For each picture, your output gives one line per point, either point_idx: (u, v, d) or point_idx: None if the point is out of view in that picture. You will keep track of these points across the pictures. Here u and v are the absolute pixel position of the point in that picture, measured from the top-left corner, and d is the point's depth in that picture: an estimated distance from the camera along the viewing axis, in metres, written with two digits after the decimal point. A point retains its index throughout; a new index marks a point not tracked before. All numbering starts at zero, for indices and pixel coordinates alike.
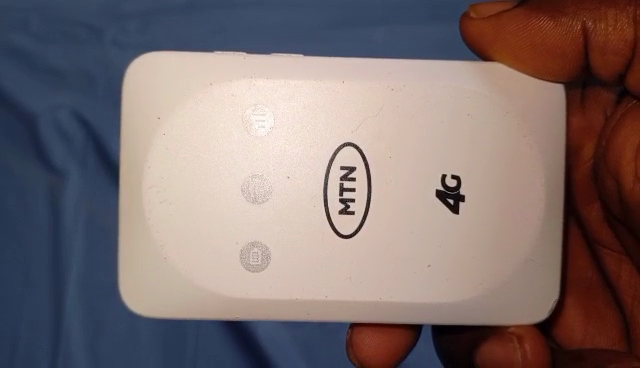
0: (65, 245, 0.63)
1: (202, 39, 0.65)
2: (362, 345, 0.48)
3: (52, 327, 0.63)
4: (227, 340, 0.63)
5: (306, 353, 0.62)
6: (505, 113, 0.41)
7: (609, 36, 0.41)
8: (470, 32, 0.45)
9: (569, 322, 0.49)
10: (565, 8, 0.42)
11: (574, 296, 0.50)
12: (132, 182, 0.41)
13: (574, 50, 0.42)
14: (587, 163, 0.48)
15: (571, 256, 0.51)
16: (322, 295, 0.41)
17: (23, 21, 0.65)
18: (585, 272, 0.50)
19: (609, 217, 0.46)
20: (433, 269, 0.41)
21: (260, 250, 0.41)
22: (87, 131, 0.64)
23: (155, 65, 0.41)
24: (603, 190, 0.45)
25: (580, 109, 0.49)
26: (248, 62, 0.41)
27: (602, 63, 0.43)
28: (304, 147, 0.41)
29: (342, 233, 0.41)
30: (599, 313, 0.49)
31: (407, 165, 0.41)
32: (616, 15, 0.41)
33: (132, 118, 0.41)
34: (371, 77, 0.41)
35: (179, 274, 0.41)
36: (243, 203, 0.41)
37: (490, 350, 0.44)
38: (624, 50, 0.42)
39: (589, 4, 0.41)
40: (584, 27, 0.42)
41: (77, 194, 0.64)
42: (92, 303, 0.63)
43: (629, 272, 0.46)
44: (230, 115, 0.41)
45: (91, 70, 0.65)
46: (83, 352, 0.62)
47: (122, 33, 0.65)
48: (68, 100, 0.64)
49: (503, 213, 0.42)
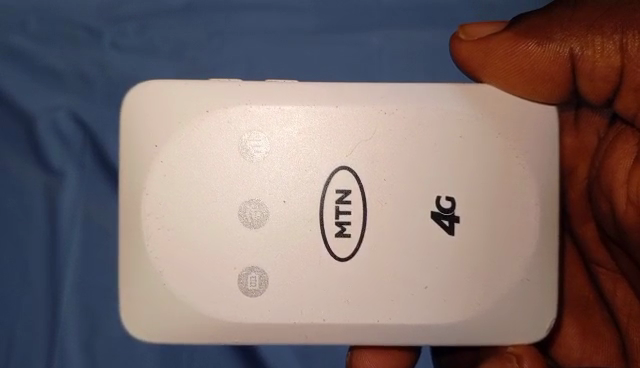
0: (62, 251, 0.64)
1: (197, 44, 0.66)
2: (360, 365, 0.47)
3: (47, 333, 0.63)
4: (226, 352, 0.64)
5: (303, 360, 0.63)
6: (499, 134, 0.42)
7: (596, 63, 0.42)
8: (459, 55, 0.45)
9: (567, 342, 0.49)
10: (553, 34, 0.42)
11: (571, 315, 0.50)
12: (130, 208, 0.42)
13: (562, 75, 0.43)
14: (581, 184, 0.48)
15: (568, 275, 0.51)
16: (320, 318, 0.41)
17: (22, 23, 0.66)
18: (582, 291, 0.50)
19: (604, 237, 0.47)
20: (430, 290, 0.41)
21: (258, 274, 0.41)
22: (85, 132, 0.65)
23: (152, 93, 0.41)
24: (598, 211, 0.46)
25: (574, 130, 0.48)
26: (243, 88, 0.42)
27: (591, 87, 0.43)
28: (299, 171, 0.42)
29: (339, 256, 0.41)
30: (595, 333, 0.49)
31: (402, 188, 0.42)
32: (603, 43, 0.41)
33: (130, 143, 0.41)
34: (364, 101, 0.42)
35: (177, 300, 0.42)
36: (241, 228, 0.41)
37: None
38: (613, 75, 0.42)
39: (577, 29, 0.42)
40: (571, 53, 0.42)
41: (73, 196, 0.65)
42: (89, 306, 0.63)
43: (625, 293, 0.47)
44: (227, 141, 0.42)
45: (88, 71, 0.65)
46: (78, 357, 0.63)
47: (120, 36, 0.66)
48: (66, 101, 0.65)
49: (499, 232, 0.42)
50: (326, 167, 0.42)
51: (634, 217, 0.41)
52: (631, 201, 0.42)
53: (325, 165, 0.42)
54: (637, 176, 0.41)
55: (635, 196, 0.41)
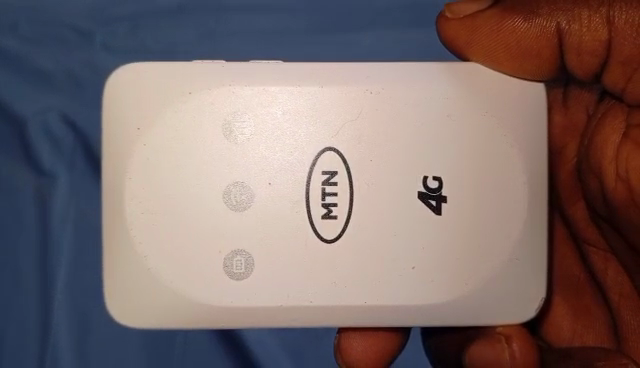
0: (54, 250, 0.65)
1: (187, 45, 0.66)
2: (349, 350, 0.47)
3: (40, 329, 0.65)
4: (215, 349, 0.65)
5: (294, 358, 0.64)
6: (485, 112, 0.41)
7: (584, 37, 0.41)
8: (446, 33, 0.45)
9: (558, 322, 0.49)
10: (539, 9, 0.41)
11: (561, 295, 0.50)
12: (114, 193, 0.41)
13: (549, 51, 0.42)
14: (570, 162, 0.48)
15: (558, 255, 0.50)
16: (307, 300, 0.41)
17: (13, 24, 0.66)
18: (573, 271, 0.50)
19: (594, 216, 0.46)
20: (418, 271, 0.41)
21: (243, 258, 0.41)
22: (76, 136, 0.66)
23: (134, 76, 0.41)
24: (587, 189, 0.45)
25: (563, 108, 0.48)
26: (227, 70, 0.41)
27: (579, 63, 0.43)
28: (285, 153, 0.41)
29: (326, 238, 0.41)
30: (586, 312, 0.49)
31: (389, 169, 0.41)
32: (590, 16, 0.40)
33: (113, 126, 0.41)
34: (349, 81, 0.41)
35: (163, 285, 0.41)
36: (226, 211, 0.41)
37: (479, 353, 0.44)
38: (600, 49, 0.41)
39: (563, 3, 0.41)
40: (558, 27, 0.41)
41: (64, 195, 0.66)
42: (79, 305, 0.65)
43: (616, 271, 0.46)
44: (210, 122, 0.41)
45: (78, 72, 0.66)
46: (69, 355, 0.64)
47: (110, 37, 0.66)
48: (56, 103, 0.66)
49: (487, 212, 0.42)
50: (312, 149, 0.41)
51: (624, 193, 0.41)
52: (620, 177, 0.41)
53: (310, 147, 0.41)
54: (626, 153, 0.41)
55: (623, 172, 0.41)
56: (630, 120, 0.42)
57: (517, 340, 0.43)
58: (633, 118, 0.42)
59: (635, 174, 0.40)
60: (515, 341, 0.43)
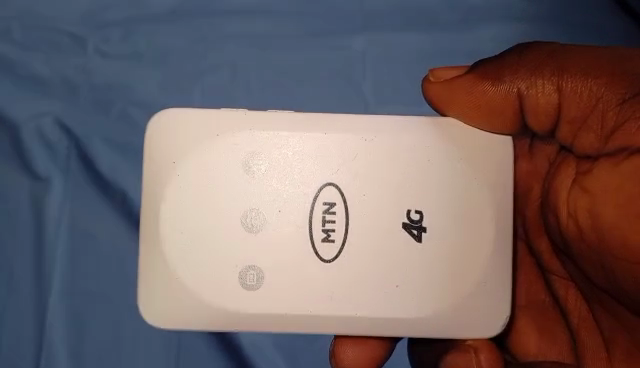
0: (47, 273, 0.73)
1: (177, 48, 0.77)
2: (343, 355, 0.55)
3: (34, 336, 0.72)
4: (217, 354, 0.72)
5: (290, 360, 0.72)
6: (460, 159, 0.50)
7: (539, 100, 0.49)
8: (429, 93, 0.54)
9: (524, 340, 0.57)
10: (504, 76, 0.50)
11: (529, 317, 0.57)
12: (149, 214, 0.49)
13: (513, 110, 0.51)
14: (535, 202, 0.56)
15: (525, 281, 0.58)
16: (307, 310, 0.49)
17: (6, 30, 0.76)
18: (538, 295, 0.58)
19: (555, 249, 0.54)
20: (401, 289, 0.49)
21: (256, 272, 0.49)
22: (69, 138, 0.75)
23: (170, 118, 0.50)
24: (548, 224, 0.53)
25: (529, 156, 0.56)
26: (247, 117, 0.50)
27: (537, 121, 0.51)
28: (293, 186, 0.50)
29: (325, 258, 0.49)
30: (551, 333, 0.56)
31: (378, 203, 0.49)
32: (543, 84, 0.49)
33: (151, 159, 0.49)
34: (348, 128, 0.49)
35: (188, 292, 0.50)
36: (243, 233, 0.49)
37: (453, 362, 0.52)
38: (551, 111, 0.50)
39: (523, 73, 0.50)
40: (519, 91, 0.50)
41: (58, 201, 0.74)
42: (77, 310, 0.72)
43: (575, 298, 0.54)
44: (232, 160, 0.50)
45: (73, 79, 0.76)
46: (66, 359, 0.72)
47: (103, 43, 0.77)
48: (51, 108, 0.75)
49: (459, 241, 0.50)
50: (316, 184, 0.49)
51: (573, 228, 0.49)
52: (570, 215, 0.49)
53: (315, 182, 0.49)
54: (574, 196, 0.49)
55: (572, 211, 0.49)
56: (578, 168, 0.50)
57: (484, 353, 0.51)
58: (581, 166, 0.50)
59: (581, 212, 0.48)
60: (482, 353, 0.51)
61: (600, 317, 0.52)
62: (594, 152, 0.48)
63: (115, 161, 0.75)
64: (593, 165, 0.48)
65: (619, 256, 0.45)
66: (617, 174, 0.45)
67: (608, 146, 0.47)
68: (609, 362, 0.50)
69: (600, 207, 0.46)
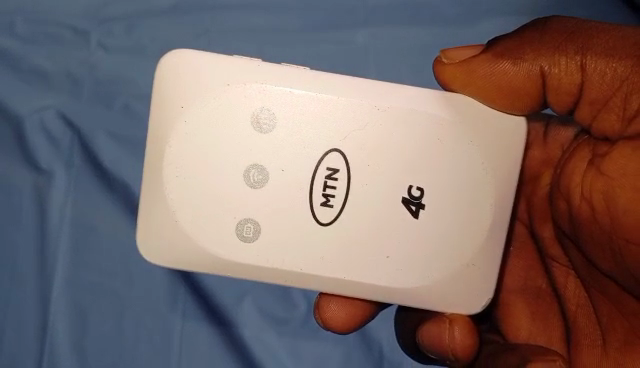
0: (51, 259, 0.75)
1: (180, 40, 0.78)
2: (326, 309, 0.60)
3: (37, 321, 0.74)
4: (216, 343, 0.75)
5: (290, 346, 0.75)
6: (469, 142, 0.50)
7: (561, 81, 0.51)
8: (441, 74, 0.54)
9: (517, 323, 0.60)
10: (524, 55, 0.51)
11: (525, 302, 0.61)
12: (156, 157, 0.50)
13: (533, 88, 0.51)
14: (543, 189, 0.60)
15: (526, 268, 0.62)
16: (297, 267, 0.50)
17: (9, 24, 0.78)
18: (536, 281, 0.61)
19: (558, 235, 0.58)
20: (390, 259, 0.50)
21: (253, 225, 0.50)
22: (71, 131, 0.77)
23: (179, 63, 0.49)
24: (556, 213, 0.56)
25: (543, 143, 0.61)
26: (261, 69, 0.50)
27: (556, 99, 0.53)
28: (298, 148, 0.50)
29: (321, 221, 0.50)
30: (545, 318, 0.59)
31: (385, 171, 0.50)
32: (566, 62, 0.50)
33: (160, 102, 0.49)
34: (361, 94, 0.50)
35: (185, 236, 0.50)
36: (243, 186, 0.50)
37: (429, 331, 0.53)
38: (573, 90, 0.51)
39: (544, 50, 0.51)
40: (541, 70, 0.51)
41: (61, 191, 0.76)
42: (80, 300, 0.74)
43: (574, 285, 0.57)
44: (242, 110, 0.50)
45: (76, 73, 0.77)
46: (69, 348, 0.74)
47: (106, 37, 0.78)
48: (54, 102, 0.77)
49: (456, 220, 0.50)
50: (320, 149, 0.50)
51: (585, 210, 0.51)
52: (583, 197, 0.52)
53: (315, 146, 0.50)
54: (590, 177, 0.52)
55: (586, 193, 0.51)
56: (595, 151, 0.53)
57: (458, 324, 0.51)
58: (598, 150, 0.53)
59: (596, 195, 0.51)
60: (456, 324, 0.51)
61: (597, 302, 0.55)
62: (614, 134, 0.51)
63: (119, 152, 0.76)
64: (611, 147, 0.51)
65: (629, 240, 0.48)
66: (635, 158, 0.48)
67: (628, 129, 0.50)
68: (603, 350, 0.53)
69: (616, 190, 0.49)
